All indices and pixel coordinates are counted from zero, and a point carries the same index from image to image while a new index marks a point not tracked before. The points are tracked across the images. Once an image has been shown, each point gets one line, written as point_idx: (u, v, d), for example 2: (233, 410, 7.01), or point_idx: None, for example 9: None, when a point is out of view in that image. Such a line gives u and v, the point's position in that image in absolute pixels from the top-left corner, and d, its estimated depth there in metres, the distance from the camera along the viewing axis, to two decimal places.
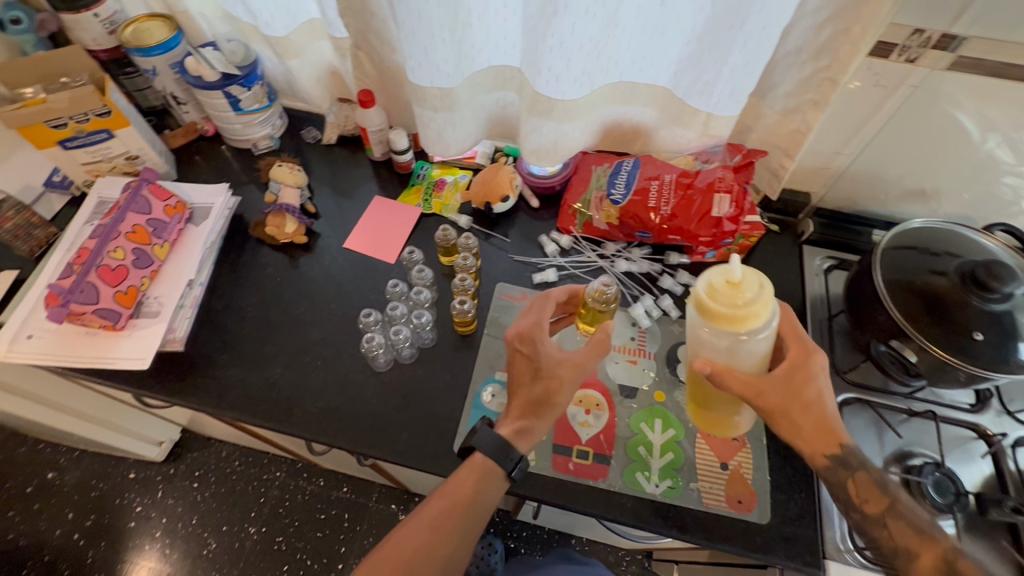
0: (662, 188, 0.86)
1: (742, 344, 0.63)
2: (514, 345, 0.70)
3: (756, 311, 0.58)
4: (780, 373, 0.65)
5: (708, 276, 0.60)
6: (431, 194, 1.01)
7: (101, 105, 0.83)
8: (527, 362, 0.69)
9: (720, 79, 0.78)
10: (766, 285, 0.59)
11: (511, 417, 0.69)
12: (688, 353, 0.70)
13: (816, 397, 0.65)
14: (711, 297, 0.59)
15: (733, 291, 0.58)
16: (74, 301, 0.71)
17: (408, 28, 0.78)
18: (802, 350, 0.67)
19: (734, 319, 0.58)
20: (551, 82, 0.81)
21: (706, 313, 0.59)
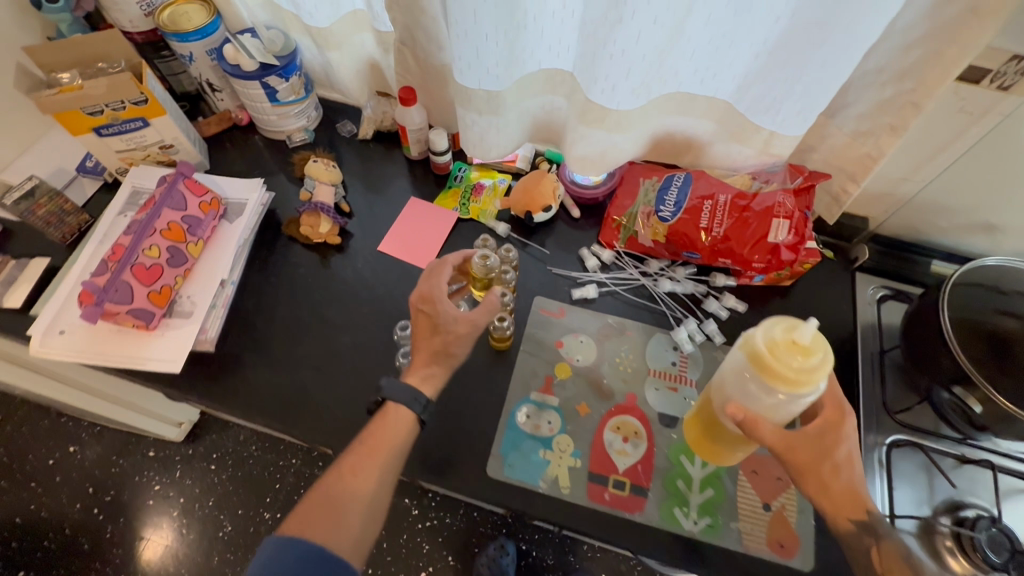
0: (716, 209, 0.82)
1: (786, 403, 0.61)
2: (416, 307, 0.72)
3: (816, 376, 0.57)
4: (812, 431, 0.63)
5: (774, 330, 0.59)
6: (468, 198, 0.97)
7: (139, 93, 0.80)
8: (427, 318, 0.71)
9: (788, 97, 0.74)
10: (830, 354, 0.58)
11: (417, 367, 0.70)
12: (719, 395, 0.68)
13: (845, 458, 0.62)
14: (772, 353, 0.58)
15: (799, 353, 0.57)
16: (109, 300, 0.70)
17: (461, 28, 0.73)
18: (838, 410, 0.64)
19: (792, 381, 0.57)
20: (606, 92, 0.77)
21: (765, 367, 0.58)
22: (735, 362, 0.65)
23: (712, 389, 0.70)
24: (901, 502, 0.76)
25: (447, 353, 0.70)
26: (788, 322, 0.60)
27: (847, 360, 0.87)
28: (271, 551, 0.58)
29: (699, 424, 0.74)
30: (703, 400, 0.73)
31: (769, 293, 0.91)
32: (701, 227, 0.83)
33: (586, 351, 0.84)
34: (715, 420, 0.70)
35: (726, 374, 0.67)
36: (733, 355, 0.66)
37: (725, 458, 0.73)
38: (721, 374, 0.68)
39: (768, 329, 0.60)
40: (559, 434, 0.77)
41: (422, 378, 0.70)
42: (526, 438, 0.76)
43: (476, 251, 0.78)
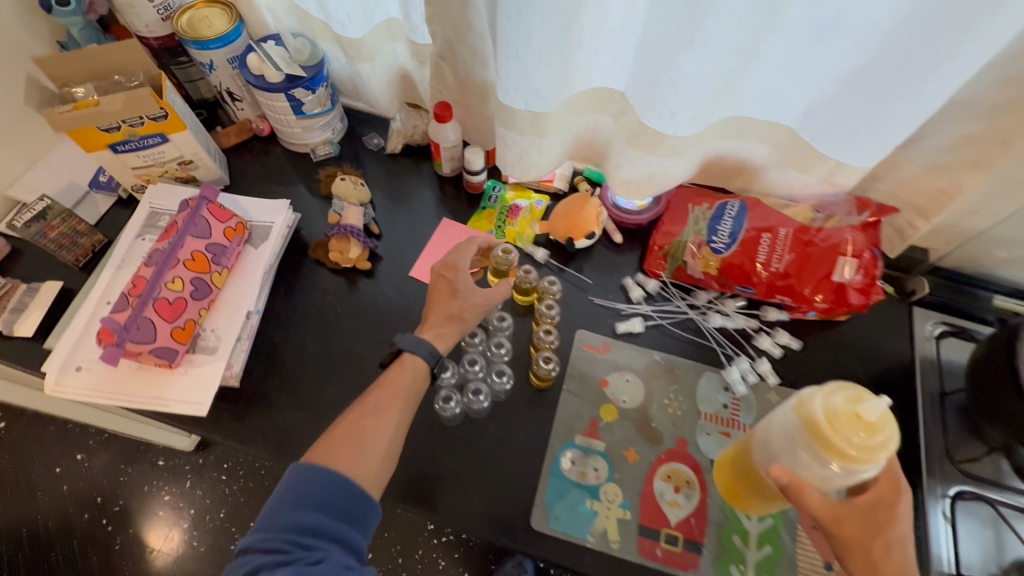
0: (775, 243, 0.77)
1: (836, 477, 0.58)
2: (439, 273, 0.76)
3: (876, 455, 0.54)
4: (862, 504, 0.59)
5: (837, 401, 0.56)
6: (503, 221, 0.92)
7: (159, 108, 0.74)
8: (445, 283, 0.75)
9: (864, 130, 0.68)
10: (895, 435, 0.55)
11: (431, 325, 0.72)
12: (760, 453, 0.65)
13: (899, 539, 0.57)
14: (831, 423, 0.55)
15: (862, 429, 0.54)
16: (130, 340, 0.65)
17: (511, 47, 0.68)
18: (893, 487, 0.60)
19: (848, 457, 0.54)
20: (664, 118, 0.72)
21: (821, 437, 0.55)
22: (784, 424, 0.61)
23: (753, 444, 0.67)
24: (969, 561, 0.72)
25: (460, 318, 0.72)
26: (853, 393, 0.57)
27: (903, 402, 0.83)
28: (298, 476, 0.58)
29: (731, 469, 0.70)
30: (740, 448, 0.69)
31: (822, 330, 0.86)
32: (757, 261, 0.78)
33: (633, 391, 0.79)
34: (752, 472, 0.66)
35: (772, 432, 0.63)
36: (782, 415, 0.63)
37: (753, 506, 0.69)
38: (765, 432, 0.65)
39: (829, 398, 0.57)
40: (606, 482, 0.73)
41: (435, 336, 0.72)
42: (571, 486, 0.72)
43: (498, 244, 0.80)
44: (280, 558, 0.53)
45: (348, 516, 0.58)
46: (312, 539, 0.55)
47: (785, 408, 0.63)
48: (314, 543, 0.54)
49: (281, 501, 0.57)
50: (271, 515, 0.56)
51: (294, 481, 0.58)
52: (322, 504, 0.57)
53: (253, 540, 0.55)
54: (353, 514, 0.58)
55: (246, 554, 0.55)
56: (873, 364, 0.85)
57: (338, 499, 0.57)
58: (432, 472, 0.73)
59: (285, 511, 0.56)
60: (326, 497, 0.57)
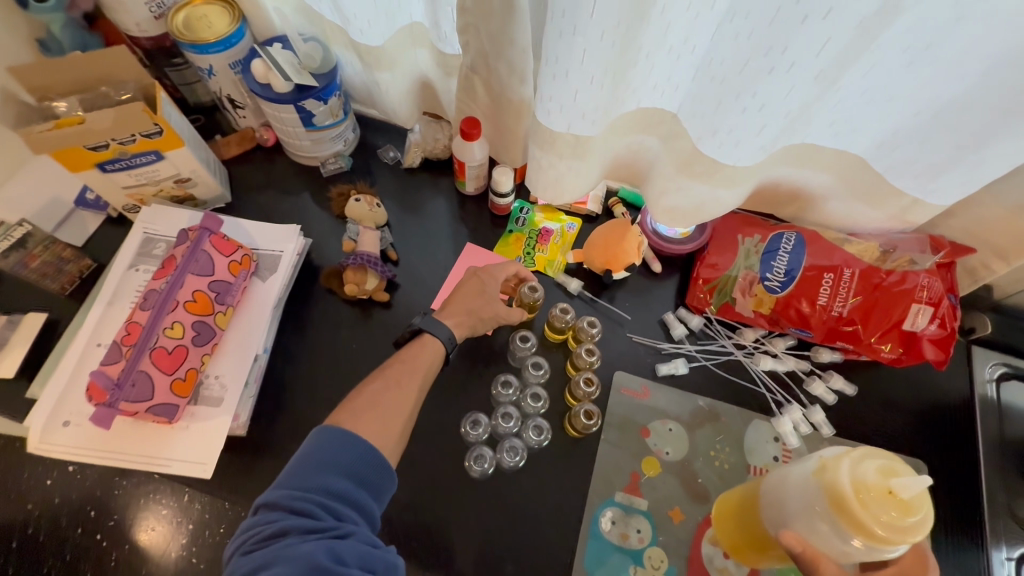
0: (839, 284, 0.71)
1: (854, 553, 0.51)
2: (473, 270, 0.71)
3: (907, 536, 0.48)
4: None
5: (867, 472, 0.50)
6: (533, 246, 0.84)
7: (152, 124, 0.65)
8: (476, 283, 0.70)
9: (952, 166, 0.61)
10: (928, 518, 0.48)
11: (452, 311, 0.67)
12: (771, 514, 0.58)
13: None
14: (857, 496, 0.49)
15: (895, 508, 0.48)
16: (125, 399, 0.58)
17: (560, 67, 0.59)
18: (918, 563, 0.55)
19: (873, 535, 0.48)
20: (726, 146, 0.63)
21: (845, 507, 0.49)
22: (802, 486, 0.55)
23: (762, 502, 0.60)
24: None
25: (480, 317, 0.68)
26: (887, 464, 0.50)
27: (963, 456, 0.76)
28: (328, 440, 0.52)
29: (734, 523, 0.64)
30: (747, 501, 0.63)
31: (878, 374, 0.80)
32: (816, 302, 0.72)
33: (676, 442, 0.73)
34: (762, 531, 0.60)
35: (786, 494, 0.57)
36: (799, 476, 0.56)
37: (752, 559, 0.64)
38: (778, 485, 0.59)
39: (858, 466, 0.51)
40: (650, 546, 0.67)
41: (455, 323, 0.66)
42: (613, 550, 0.66)
43: (529, 278, 0.74)
44: (305, 524, 0.46)
45: (372, 490, 0.52)
46: (340, 507, 0.49)
47: (802, 468, 0.56)
48: (341, 512, 0.48)
49: (306, 462, 0.50)
50: (294, 475, 0.50)
51: (321, 445, 0.51)
52: (351, 472, 0.51)
53: (272, 498, 0.48)
54: (379, 488, 0.52)
55: (261, 514, 0.48)
56: (932, 413, 0.79)
57: (368, 470, 0.52)
58: (459, 531, 0.66)
59: (311, 473, 0.50)
60: (357, 466, 0.51)
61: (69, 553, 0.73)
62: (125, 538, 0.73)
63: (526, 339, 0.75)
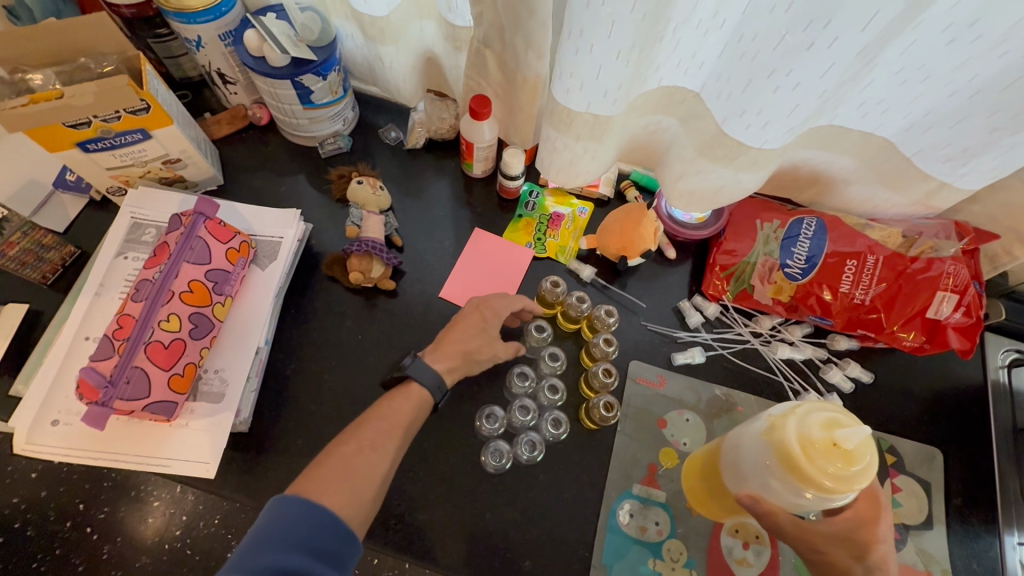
0: (860, 270, 0.69)
1: (808, 504, 0.54)
2: (474, 304, 0.66)
3: (854, 484, 0.50)
4: (839, 525, 0.56)
5: (811, 427, 0.51)
6: (544, 232, 0.81)
7: (138, 100, 0.60)
8: (476, 319, 0.65)
9: (987, 151, 0.59)
10: (874, 463, 0.50)
11: (442, 355, 0.61)
12: (731, 475, 0.60)
13: (881, 562, 0.54)
14: (805, 453, 0.51)
15: (839, 459, 0.49)
16: (118, 398, 0.53)
17: (584, 41, 0.56)
18: (871, 504, 0.57)
19: (823, 488, 0.50)
20: (754, 128, 0.61)
21: (796, 467, 0.51)
22: (754, 447, 0.56)
23: (722, 464, 0.62)
24: None
25: (475, 359, 0.63)
26: (830, 417, 0.52)
27: (978, 444, 0.76)
28: (288, 509, 0.46)
29: (706, 489, 0.64)
30: (712, 462, 0.64)
31: (892, 361, 0.79)
32: (838, 290, 0.71)
33: (694, 433, 0.71)
34: (729, 495, 0.61)
35: (742, 453, 0.58)
36: (752, 436, 0.58)
37: (719, 514, 0.65)
38: (735, 446, 0.60)
39: (803, 422, 0.52)
40: (669, 539, 0.65)
41: (447, 368, 0.61)
42: (632, 544, 0.65)
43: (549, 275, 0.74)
44: None
45: (331, 558, 0.46)
46: None
47: (754, 429, 0.58)
48: None
49: (256, 539, 0.45)
50: (246, 553, 0.44)
51: (273, 522, 0.46)
52: (312, 544, 0.45)
53: None
54: (341, 560, 0.46)
55: None
56: (948, 400, 0.78)
57: (328, 538, 0.46)
58: (476, 529, 0.64)
59: (265, 549, 0.44)
60: (314, 536, 0.46)
61: (61, 548, 0.70)
62: (116, 533, 0.70)
63: (542, 327, 0.72)
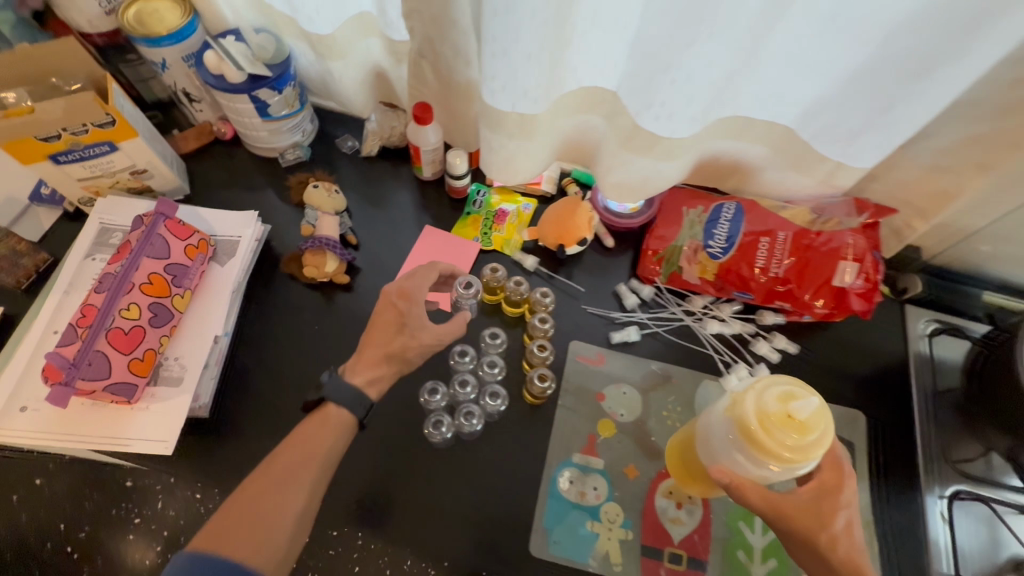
0: (774, 246, 0.76)
1: (774, 475, 0.59)
2: (390, 299, 0.63)
3: (810, 453, 0.55)
4: (804, 496, 0.59)
5: (768, 401, 0.57)
6: (490, 227, 0.87)
7: (104, 114, 0.67)
8: (393, 313, 0.63)
9: (868, 130, 0.65)
10: (829, 430, 0.56)
11: (364, 366, 0.61)
12: (703, 453, 0.65)
13: (844, 529, 0.57)
14: (763, 427, 0.56)
15: (794, 430, 0.55)
16: (81, 378, 0.58)
17: (498, 45, 0.63)
18: (835, 473, 0.60)
19: (783, 458, 0.55)
20: (661, 119, 0.67)
21: (756, 440, 0.56)
22: (721, 423, 0.62)
23: (696, 444, 0.67)
24: (968, 562, 0.72)
25: (403, 359, 0.62)
26: (786, 392, 0.57)
27: (900, 407, 0.82)
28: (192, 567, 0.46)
29: (681, 468, 0.69)
30: (686, 442, 0.69)
31: (817, 334, 0.85)
32: (757, 266, 0.76)
33: (630, 404, 0.76)
34: (702, 472, 0.66)
35: (711, 431, 0.63)
36: (719, 414, 0.63)
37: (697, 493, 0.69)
38: (705, 425, 0.65)
39: (761, 397, 0.58)
40: (606, 502, 0.70)
41: (368, 381, 0.61)
42: (571, 508, 0.69)
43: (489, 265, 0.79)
44: None
45: None
46: None
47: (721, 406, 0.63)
48: None
49: None
50: None
51: (191, 575, 0.45)
52: None
53: None
54: None
55: None
56: (870, 367, 0.84)
57: None
58: (426, 500, 0.69)
59: None
60: None
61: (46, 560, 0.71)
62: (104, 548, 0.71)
63: (469, 285, 0.72)
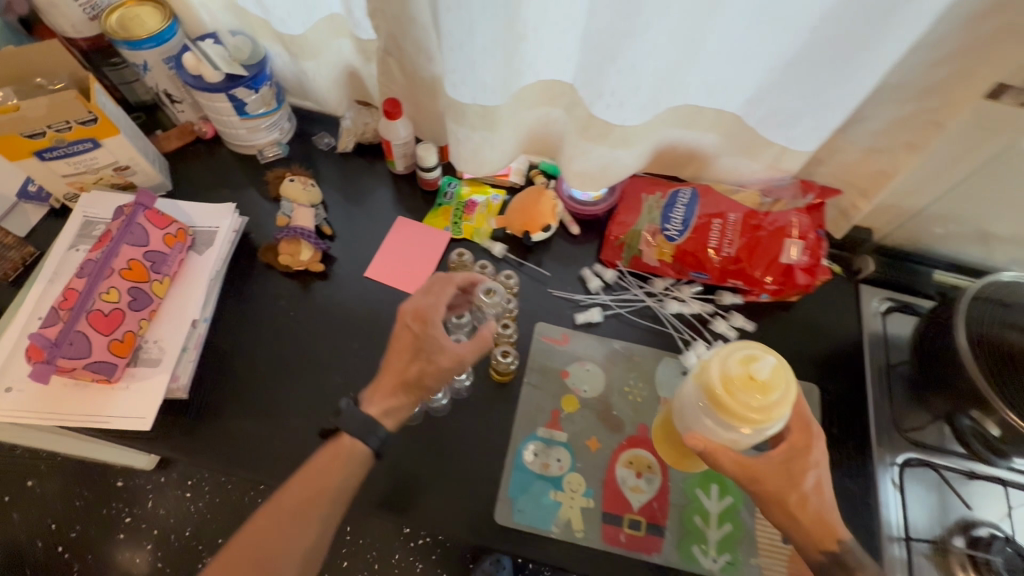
0: (725, 228, 0.80)
1: (746, 438, 0.62)
2: (406, 321, 0.66)
3: (774, 412, 0.58)
4: (776, 458, 0.63)
5: (731, 366, 0.60)
6: (460, 217, 0.91)
7: (86, 112, 0.70)
8: (409, 337, 0.65)
9: (805, 114, 0.70)
10: (790, 388, 0.59)
11: (380, 396, 0.64)
12: (683, 423, 0.69)
13: (814, 488, 0.61)
14: (728, 390, 0.59)
15: (756, 391, 0.58)
16: (62, 356, 0.62)
17: (455, 40, 0.67)
18: (804, 434, 0.63)
19: (749, 418, 0.58)
20: (613, 107, 0.71)
21: (723, 404, 0.59)
22: (693, 390, 0.65)
23: (676, 415, 0.70)
24: (917, 525, 0.76)
25: (420, 386, 0.63)
26: (748, 354, 0.61)
27: (854, 380, 0.85)
28: None
29: (668, 440, 0.73)
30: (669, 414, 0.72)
31: (775, 312, 0.89)
32: (710, 247, 0.80)
33: (593, 380, 0.79)
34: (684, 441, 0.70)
35: (687, 400, 0.67)
36: (692, 384, 0.66)
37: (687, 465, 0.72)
38: (682, 396, 0.69)
39: (725, 363, 0.61)
40: (569, 472, 0.73)
41: (384, 411, 0.64)
42: (535, 479, 0.72)
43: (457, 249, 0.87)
44: None
45: None
46: None
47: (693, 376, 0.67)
48: None
49: None
50: None
51: None
52: None
53: None
54: None
55: None
56: (825, 343, 0.88)
57: None
58: (396, 474, 0.72)
59: None
60: None
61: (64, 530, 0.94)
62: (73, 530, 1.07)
63: (490, 292, 0.73)
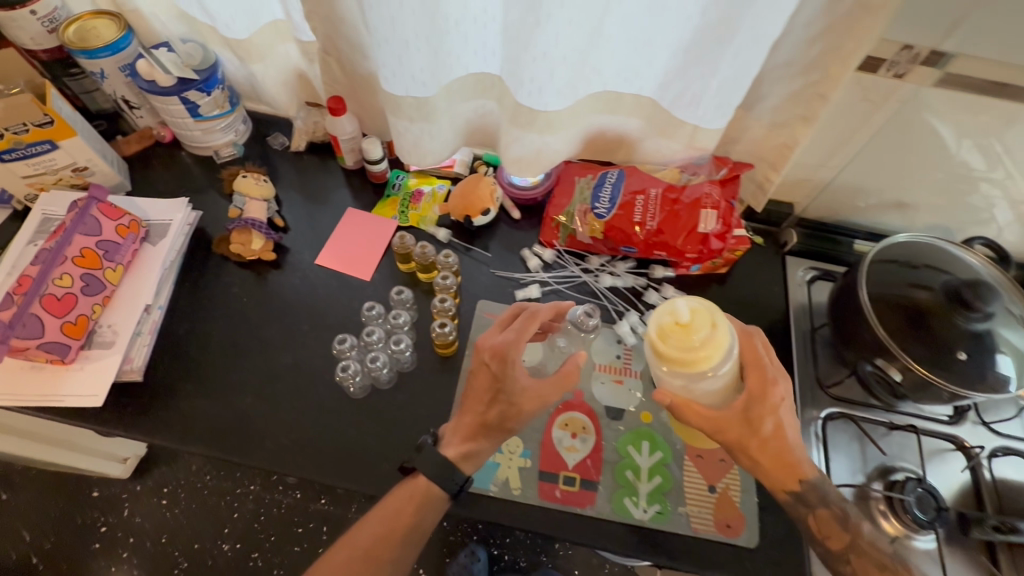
0: (648, 202, 0.86)
1: (702, 384, 0.64)
2: (483, 358, 0.66)
3: (705, 351, 0.60)
4: (737, 409, 0.65)
5: (657, 318, 0.62)
6: (407, 206, 0.96)
7: (42, 114, 0.75)
8: (487, 373, 0.66)
9: (706, 93, 0.76)
10: (719, 324, 0.61)
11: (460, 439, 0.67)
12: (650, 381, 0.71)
13: (773, 433, 0.65)
14: (660, 340, 0.61)
15: (681, 334, 0.60)
16: (16, 336, 0.69)
17: (380, 36, 0.73)
18: (759, 380, 0.65)
19: (685, 362, 0.60)
20: (533, 93, 0.77)
21: (660, 355, 0.61)
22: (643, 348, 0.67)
23: None
24: (839, 472, 0.81)
25: (503, 428, 0.67)
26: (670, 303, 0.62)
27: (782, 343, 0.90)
28: None
29: None
30: None
31: (707, 284, 0.94)
32: (637, 222, 0.86)
33: None
34: None
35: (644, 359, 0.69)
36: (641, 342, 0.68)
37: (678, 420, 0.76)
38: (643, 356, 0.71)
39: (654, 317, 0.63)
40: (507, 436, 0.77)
41: (462, 453, 0.67)
42: None
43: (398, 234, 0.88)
44: None
45: None
46: None
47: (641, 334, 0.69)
48: None
49: None
50: None
51: None
52: None
53: None
54: None
55: None
56: (755, 310, 0.93)
57: None
58: (344, 444, 0.76)
59: None
60: None
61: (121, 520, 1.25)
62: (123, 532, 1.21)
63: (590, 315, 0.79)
